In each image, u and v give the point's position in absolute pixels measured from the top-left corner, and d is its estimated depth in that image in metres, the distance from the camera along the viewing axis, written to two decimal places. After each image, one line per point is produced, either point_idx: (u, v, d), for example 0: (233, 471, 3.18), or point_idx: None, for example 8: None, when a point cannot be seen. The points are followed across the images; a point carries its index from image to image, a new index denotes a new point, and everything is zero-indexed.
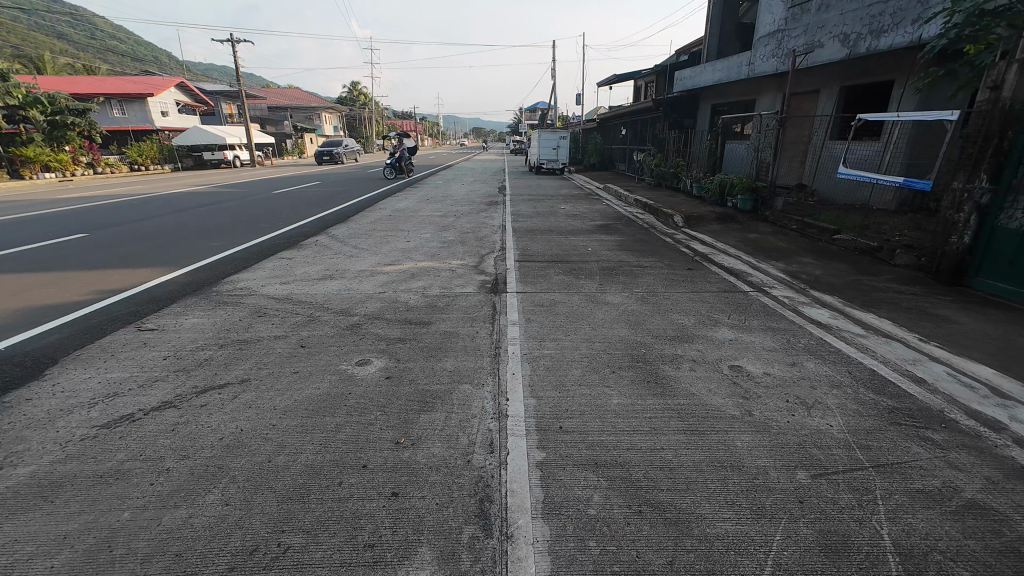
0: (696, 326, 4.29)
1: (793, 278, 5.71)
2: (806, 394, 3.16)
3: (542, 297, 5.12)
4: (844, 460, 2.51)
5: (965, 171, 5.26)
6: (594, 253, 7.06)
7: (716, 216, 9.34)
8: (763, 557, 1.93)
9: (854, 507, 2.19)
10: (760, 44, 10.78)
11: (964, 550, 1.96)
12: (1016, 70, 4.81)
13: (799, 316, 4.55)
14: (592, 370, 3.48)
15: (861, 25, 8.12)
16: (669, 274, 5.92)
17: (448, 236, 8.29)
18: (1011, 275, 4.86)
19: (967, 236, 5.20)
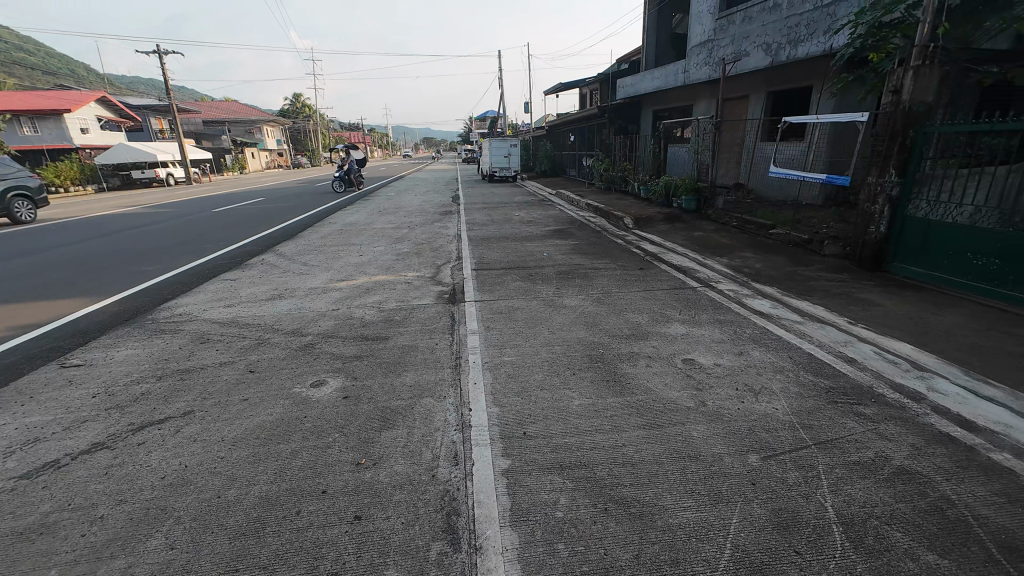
0: (650, 324, 4.45)
1: (736, 272, 6.04)
2: (753, 381, 3.35)
3: (500, 304, 5.14)
4: (789, 440, 2.68)
5: (877, 166, 5.77)
6: (549, 258, 7.17)
7: (663, 216, 9.74)
8: (722, 540, 2.01)
9: (801, 483, 2.34)
10: (693, 54, 11.41)
11: (896, 513, 2.14)
12: (914, 76, 5.31)
13: (743, 307, 4.82)
14: (552, 374, 3.52)
15: (780, 35, 8.79)
16: (622, 275, 6.12)
17: (402, 248, 8.15)
18: (920, 259, 5.39)
19: (883, 226, 5.72)
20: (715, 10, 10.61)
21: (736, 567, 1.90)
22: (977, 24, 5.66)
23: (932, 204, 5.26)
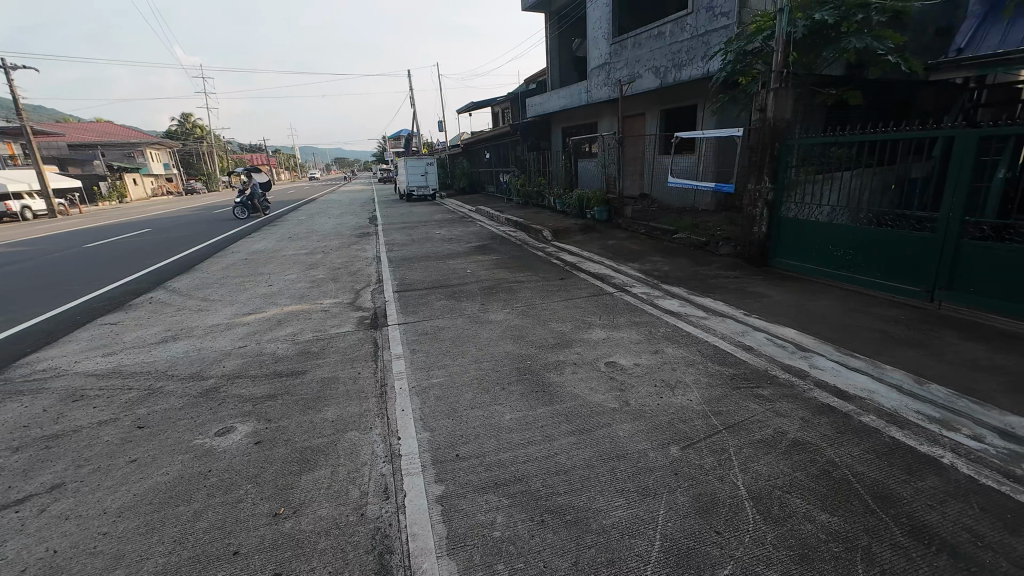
0: (574, 331, 4.60)
1: (647, 276, 6.49)
2: (669, 376, 3.60)
3: (426, 325, 5.03)
4: (704, 428, 2.90)
5: (754, 175, 6.49)
6: (473, 274, 7.18)
7: (579, 227, 10.22)
8: (652, 533, 2.11)
9: (716, 467, 2.54)
10: (593, 75, 12.23)
11: (794, 481, 2.40)
12: (775, 96, 6.09)
13: (656, 308, 5.18)
14: (482, 391, 3.50)
15: (666, 60, 9.74)
16: (545, 286, 6.29)
17: (317, 275, 7.69)
18: (795, 253, 6.18)
19: (764, 226, 6.50)
20: (609, 36, 11.50)
21: (667, 556, 2.00)
22: (818, 54, 6.71)
23: (799, 205, 6.06)
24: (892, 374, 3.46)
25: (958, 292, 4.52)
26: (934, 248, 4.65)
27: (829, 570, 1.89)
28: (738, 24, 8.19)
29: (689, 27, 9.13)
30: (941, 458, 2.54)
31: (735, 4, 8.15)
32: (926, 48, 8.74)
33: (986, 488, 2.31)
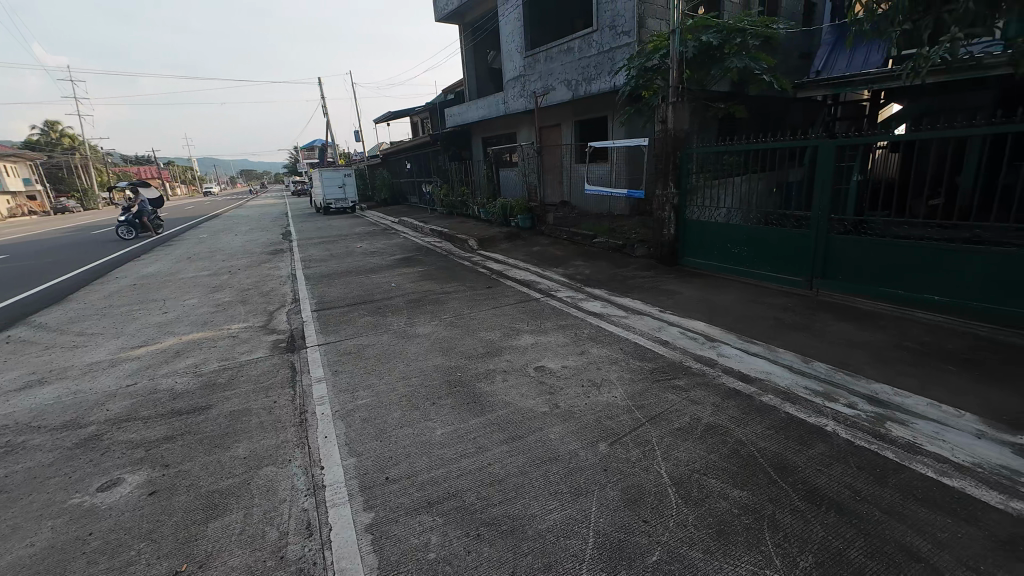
0: (503, 339, 4.63)
1: (571, 280, 6.72)
2: (595, 375, 3.74)
3: (348, 344, 4.78)
4: (628, 422, 3.05)
5: (660, 181, 6.97)
6: (398, 287, 6.97)
7: (504, 235, 10.35)
8: (586, 531, 2.16)
9: (641, 458, 2.67)
10: (509, 87, 12.51)
11: (709, 463, 2.59)
12: (673, 109, 6.61)
13: (580, 311, 5.37)
14: (411, 408, 3.39)
15: (576, 73, 10.25)
16: (472, 295, 6.28)
17: (222, 298, 7.01)
18: (700, 252, 6.74)
19: (672, 229, 7.03)
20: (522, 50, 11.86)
21: (600, 551, 2.06)
22: (707, 71, 7.44)
23: (701, 208, 6.66)
24: (784, 356, 3.88)
25: (831, 280, 5.19)
26: (811, 243, 5.31)
27: (741, 541, 2.06)
28: (638, 42, 8.85)
29: (595, 44, 9.69)
30: (826, 427, 2.88)
31: (635, 24, 8.81)
32: (793, 69, 10.07)
33: (860, 449, 2.66)
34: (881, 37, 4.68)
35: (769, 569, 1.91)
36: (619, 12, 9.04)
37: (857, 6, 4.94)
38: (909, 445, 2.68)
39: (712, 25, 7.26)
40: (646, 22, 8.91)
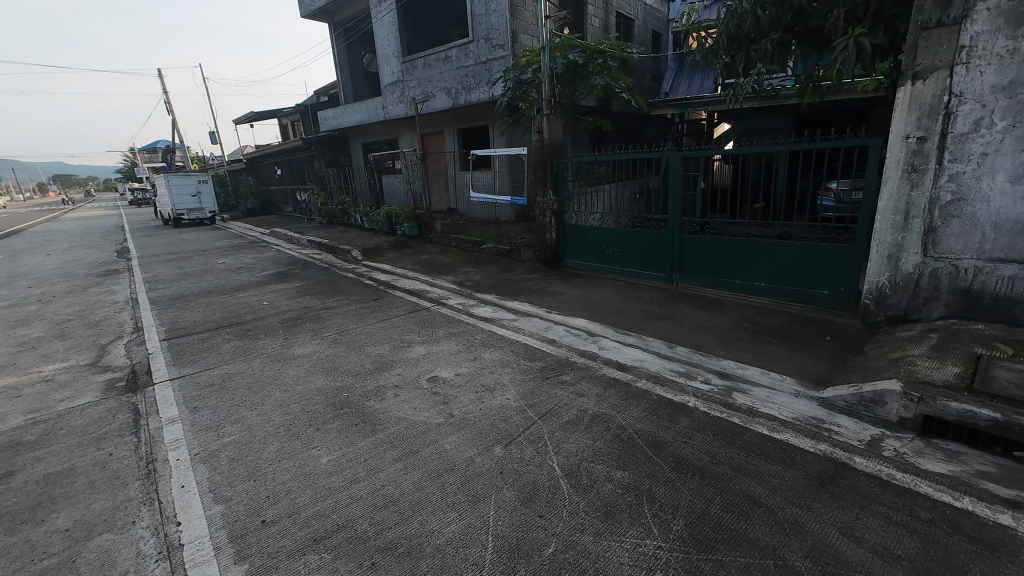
0: (392, 352, 4.44)
1: (461, 287, 6.73)
2: (489, 380, 3.78)
3: (210, 375, 4.17)
4: (522, 422, 3.14)
5: (540, 188, 7.33)
6: (271, 306, 6.29)
7: (391, 244, 9.98)
8: (485, 537, 2.17)
9: (535, 455, 2.76)
10: (387, 92, 12.15)
11: (596, 450, 2.79)
12: (548, 121, 7.02)
13: (471, 317, 5.39)
14: (291, 438, 3.07)
15: (455, 82, 10.36)
16: (358, 309, 5.92)
17: (29, 333, 5.62)
18: (580, 254, 7.26)
19: (553, 233, 7.45)
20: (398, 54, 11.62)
21: (500, 554, 2.08)
22: (575, 87, 8.07)
23: (578, 214, 7.17)
24: (653, 344, 4.35)
25: (687, 274, 5.96)
26: (669, 243, 6.04)
27: (626, 518, 2.25)
28: (512, 56, 9.26)
29: (472, 54, 9.90)
30: (688, 403, 3.29)
31: (508, 38, 9.20)
32: (647, 90, 11.40)
33: (715, 418, 3.09)
34: (711, 67, 5.50)
35: (649, 539, 2.12)
36: (493, 26, 9.37)
37: (691, 39, 5.77)
38: (749, 410, 3.19)
39: (577, 45, 7.90)
40: (519, 37, 9.36)
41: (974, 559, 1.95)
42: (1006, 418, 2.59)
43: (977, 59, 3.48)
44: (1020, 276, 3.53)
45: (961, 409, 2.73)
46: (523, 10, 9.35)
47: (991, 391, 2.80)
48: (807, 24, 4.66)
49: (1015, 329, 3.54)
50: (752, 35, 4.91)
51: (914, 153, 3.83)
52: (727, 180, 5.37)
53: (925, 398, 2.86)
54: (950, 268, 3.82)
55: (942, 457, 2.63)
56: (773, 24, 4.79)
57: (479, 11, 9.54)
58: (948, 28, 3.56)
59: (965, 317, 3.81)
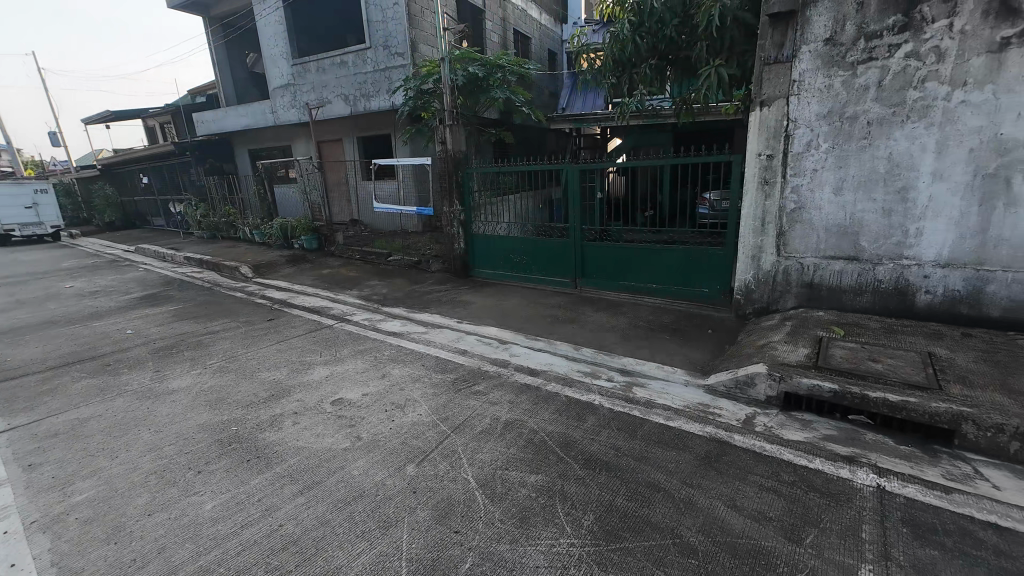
0: (290, 377, 4.09)
1: (367, 301, 6.42)
2: (399, 397, 3.64)
3: (54, 423, 3.47)
4: (435, 437, 3.06)
5: (446, 198, 7.29)
6: (137, 335, 5.43)
7: (286, 259, 9.22)
8: (399, 563, 2.07)
9: (449, 470, 2.71)
10: (276, 95, 11.27)
11: (509, 457, 2.81)
12: (451, 132, 7.03)
13: (379, 333, 5.17)
14: (166, 486, 2.66)
15: (353, 88, 9.95)
16: (249, 331, 5.36)
17: None
18: (489, 263, 7.35)
19: (462, 244, 7.45)
20: (288, 56, 10.86)
21: None
22: (477, 99, 8.19)
23: (485, 223, 7.26)
24: (561, 347, 4.53)
25: (589, 279, 6.32)
26: (571, 250, 6.37)
27: (540, 520, 2.30)
28: (412, 65, 9.15)
29: (370, 61, 9.60)
30: (594, 401, 3.47)
31: (407, 47, 9.08)
32: (545, 105, 11.97)
33: (618, 413, 3.30)
34: (600, 86, 5.93)
35: (562, 538, 2.18)
36: (391, 33, 9.18)
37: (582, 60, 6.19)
38: (648, 402, 3.45)
39: (477, 59, 8.04)
40: (418, 47, 9.29)
41: (825, 510, 2.30)
42: (842, 388, 3.13)
43: (805, 91, 4.19)
44: (845, 270, 4.31)
45: (811, 384, 3.24)
46: (421, 20, 9.30)
47: (831, 366, 3.36)
48: (677, 53, 5.25)
49: (845, 314, 4.30)
50: (633, 59, 5.40)
51: (765, 168, 4.49)
52: (619, 191, 5.81)
53: (784, 377, 3.33)
54: (796, 265, 4.52)
55: (799, 426, 3.09)
56: (650, 52, 5.32)
57: (376, 17, 9.28)
58: (783, 64, 4.24)
59: (810, 306, 4.53)
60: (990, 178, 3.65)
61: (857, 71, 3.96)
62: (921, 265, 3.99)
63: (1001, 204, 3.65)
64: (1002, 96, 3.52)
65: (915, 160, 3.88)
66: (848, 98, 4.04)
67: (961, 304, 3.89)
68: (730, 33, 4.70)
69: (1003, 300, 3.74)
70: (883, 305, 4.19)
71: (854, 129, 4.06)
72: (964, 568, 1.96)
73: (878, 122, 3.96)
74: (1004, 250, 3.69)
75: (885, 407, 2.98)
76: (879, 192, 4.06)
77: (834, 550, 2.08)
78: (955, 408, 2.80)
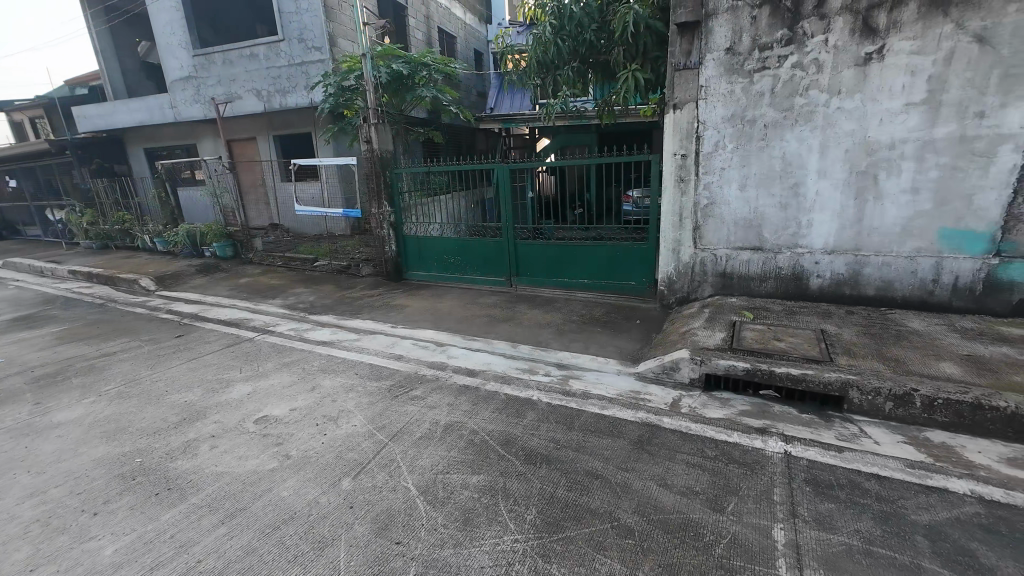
0: (206, 397, 3.72)
1: (292, 310, 6.03)
2: (331, 409, 3.45)
3: None
4: (372, 447, 2.94)
5: (374, 200, 7.02)
6: (9, 363, 4.66)
7: (196, 268, 8.39)
8: None
9: (388, 480, 2.62)
10: (175, 88, 10.21)
11: (450, 460, 2.78)
12: (376, 130, 6.76)
13: (306, 343, 4.87)
14: (54, 534, 2.31)
15: (266, 83, 9.29)
16: (153, 350, 4.81)
17: None
18: (422, 265, 7.21)
19: (393, 246, 7.23)
20: (187, 46, 9.87)
21: None
22: (403, 98, 8.00)
23: (417, 224, 7.11)
24: (499, 346, 4.56)
25: (523, 277, 6.41)
26: (505, 249, 6.42)
27: (483, 520, 2.29)
28: (331, 60, 8.71)
29: (283, 54, 9.00)
30: (533, 397, 3.53)
31: (325, 41, 8.63)
32: (473, 105, 11.95)
33: (556, 407, 3.38)
34: (525, 87, 6.03)
35: (506, 535, 2.19)
36: (306, 26, 8.67)
37: (507, 61, 6.25)
38: (584, 394, 3.57)
39: (400, 56, 7.82)
40: (337, 41, 8.86)
41: (742, 479, 2.52)
42: (753, 366, 3.44)
43: (711, 96, 4.55)
44: (752, 259, 4.74)
45: (727, 365, 3.53)
46: (339, 14, 8.88)
47: (743, 347, 3.68)
48: (597, 57, 5.47)
49: (753, 299, 4.73)
50: (556, 62, 5.55)
51: (680, 167, 4.82)
52: (548, 190, 5.94)
53: (705, 360, 3.60)
54: (711, 256, 4.90)
55: (718, 405, 3.35)
56: (571, 55, 5.50)
57: (287, 8, 8.71)
58: (691, 70, 4.57)
59: (724, 294, 4.94)
60: (862, 175, 4.20)
61: (753, 78, 4.37)
62: (812, 252, 4.49)
63: (871, 197, 4.21)
64: (868, 103, 4.05)
65: (804, 159, 4.36)
66: (748, 103, 4.44)
67: (845, 285, 4.44)
68: (644, 39, 4.97)
69: (877, 281, 4.32)
70: (784, 290, 4.67)
71: (753, 131, 4.47)
72: (856, 516, 2.23)
73: (773, 125, 4.40)
74: (875, 237, 4.26)
75: (788, 380, 3.33)
76: (776, 188, 4.52)
77: (751, 514, 2.28)
78: (844, 377, 3.19)
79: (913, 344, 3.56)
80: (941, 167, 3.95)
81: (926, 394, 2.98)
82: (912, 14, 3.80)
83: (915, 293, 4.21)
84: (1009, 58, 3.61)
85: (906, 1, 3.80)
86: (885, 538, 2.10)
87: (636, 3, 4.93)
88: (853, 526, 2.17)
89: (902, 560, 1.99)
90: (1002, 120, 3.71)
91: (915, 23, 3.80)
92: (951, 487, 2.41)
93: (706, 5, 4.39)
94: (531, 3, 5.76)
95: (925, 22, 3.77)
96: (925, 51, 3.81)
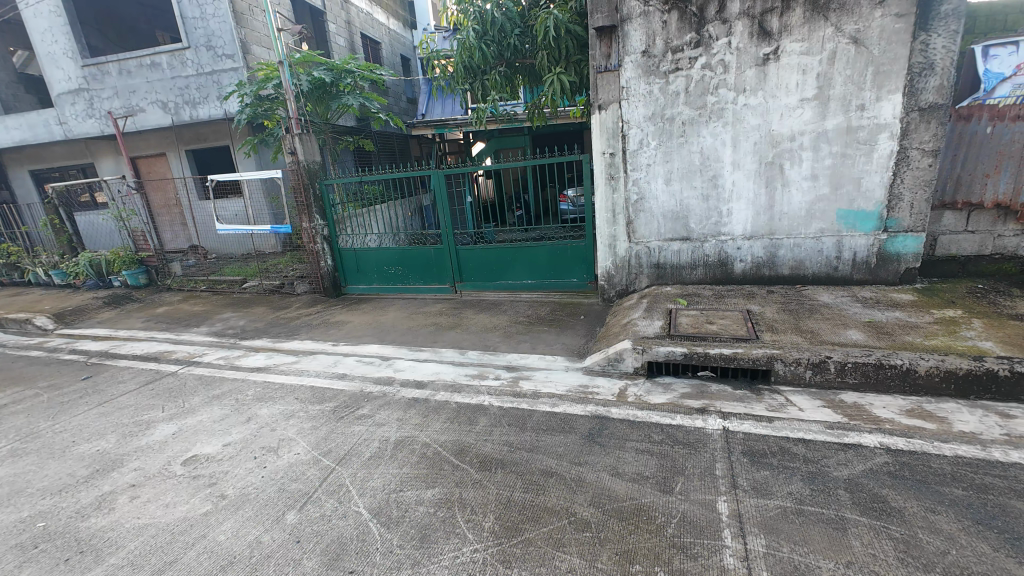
0: (122, 444, 3.34)
1: (220, 337, 5.60)
2: (271, 439, 3.23)
3: None
4: (318, 475, 2.79)
5: (304, 213, 6.65)
6: None
7: (104, 300, 7.57)
8: None
9: (336, 507, 2.49)
10: (62, 102, 9.15)
11: (403, 479, 2.68)
12: (301, 141, 6.35)
13: (239, 370, 4.55)
14: None
15: (173, 95, 8.58)
16: (55, 397, 4.27)
17: None
18: (361, 278, 6.99)
19: (328, 259, 6.94)
20: (72, 54, 8.82)
21: None
22: (328, 106, 7.68)
23: (352, 236, 6.86)
24: (447, 354, 4.50)
25: (467, 282, 6.37)
26: (447, 256, 6.34)
27: (440, 535, 2.24)
28: (246, 68, 8.21)
29: (190, 62, 8.34)
30: (484, 402, 3.50)
31: (237, 48, 8.10)
32: (404, 111, 11.79)
33: (508, 409, 3.38)
34: (454, 92, 5.99)
35: (465, 546, 2.15)
36: (214, 32, 8.10)
37: (434, 66, 6.17)
38: (534, 393, 3.60)
39: (321, 62, 7.46)
40: (250, 48, 8.36)
41: (689, 458, 2.65)
42: (689, 350, 3.64)
43: (633, 97, 4.77)
44: (681, 249, 5.01)
45: (666, 351, 3.70)
46: (250, 19, 8.38)
47: (679, 333, 3.88)
48: (523, 61, 5.57)
49: (686, 286, 5.01)
50: (482, 65, 5.55)
51: (610, 165, 5.00)
52: (486, 194, 5.92)
53: (646, 349, 3.76)
54: (645, 248, 5.12)
55: (661, 390, 3.51)
56: (497, 59, 5.54)
57: (190, 13, 8.09)
58: (612, 72, 4.77)
59: (659, 283, 5.19)
60: (770, 165, 4.57)
61: (669, 78, 4.64)
62: (734, 239, 4.83)
63: (779, 184, 4.59)
64: (769, 100, 4.43)
65: (719, 153, 4.68)
66: (665, 102, 4.70)
67: (764, 267, 4.81)
68: (565, 42, 5.12)
69: (791, 261, 4.72)
70: (712, 275, 4.98)
71: (673, 128, 4.74)
72: (787, 479, 2.42)
73: (690, 122, 4.68)
74: (785, 221, 4.65)
75: (721, 359, 3.55)
76: (697, 181, 4.81)
77: (697, 490, 2.40)
78: (769, 352, 3.45)
79: (824, 316, 3.93)
80: (834, 156, 4.39)
81: (838, 360, 3.29)
82: (799, 18, 4.19)
83: (822, 269, 4.65)
84: (879, 57, 4.09)
85: (793, 7, 4.19)
86: (814, 496, 2.29)
87: (555, 8, 5.07)
88: (786, 489, 2.35)
89: (828, 514, 2.18)
90: (879, 112, 4.20)
91: (802, 26, 4.20)
92: (863, 442, 2.67)
93: (620, 10, 4.58)
94: (453, 8, 5.71)
95: (810, 26, 4.18)
96: (812, 52, 4.23)
